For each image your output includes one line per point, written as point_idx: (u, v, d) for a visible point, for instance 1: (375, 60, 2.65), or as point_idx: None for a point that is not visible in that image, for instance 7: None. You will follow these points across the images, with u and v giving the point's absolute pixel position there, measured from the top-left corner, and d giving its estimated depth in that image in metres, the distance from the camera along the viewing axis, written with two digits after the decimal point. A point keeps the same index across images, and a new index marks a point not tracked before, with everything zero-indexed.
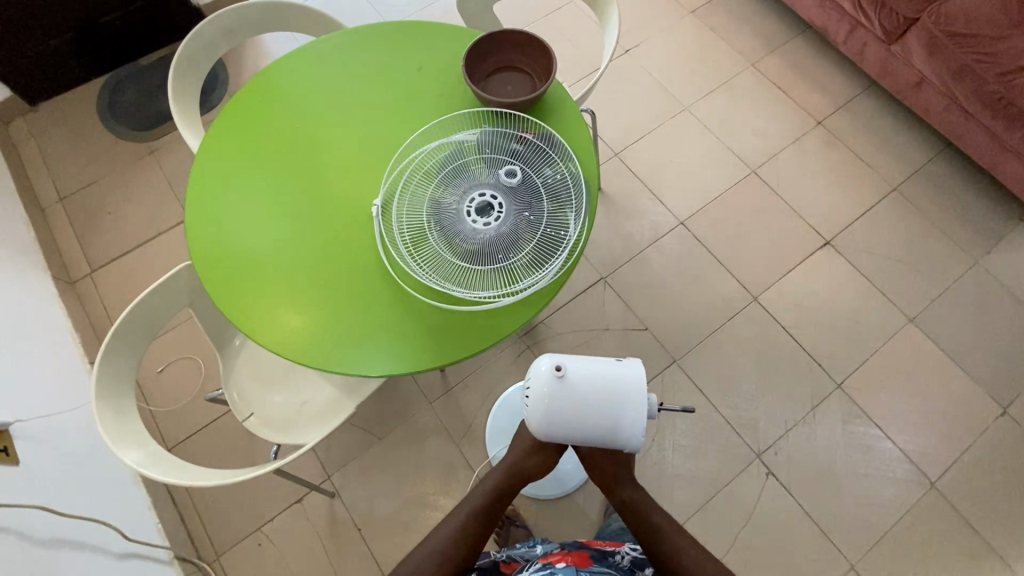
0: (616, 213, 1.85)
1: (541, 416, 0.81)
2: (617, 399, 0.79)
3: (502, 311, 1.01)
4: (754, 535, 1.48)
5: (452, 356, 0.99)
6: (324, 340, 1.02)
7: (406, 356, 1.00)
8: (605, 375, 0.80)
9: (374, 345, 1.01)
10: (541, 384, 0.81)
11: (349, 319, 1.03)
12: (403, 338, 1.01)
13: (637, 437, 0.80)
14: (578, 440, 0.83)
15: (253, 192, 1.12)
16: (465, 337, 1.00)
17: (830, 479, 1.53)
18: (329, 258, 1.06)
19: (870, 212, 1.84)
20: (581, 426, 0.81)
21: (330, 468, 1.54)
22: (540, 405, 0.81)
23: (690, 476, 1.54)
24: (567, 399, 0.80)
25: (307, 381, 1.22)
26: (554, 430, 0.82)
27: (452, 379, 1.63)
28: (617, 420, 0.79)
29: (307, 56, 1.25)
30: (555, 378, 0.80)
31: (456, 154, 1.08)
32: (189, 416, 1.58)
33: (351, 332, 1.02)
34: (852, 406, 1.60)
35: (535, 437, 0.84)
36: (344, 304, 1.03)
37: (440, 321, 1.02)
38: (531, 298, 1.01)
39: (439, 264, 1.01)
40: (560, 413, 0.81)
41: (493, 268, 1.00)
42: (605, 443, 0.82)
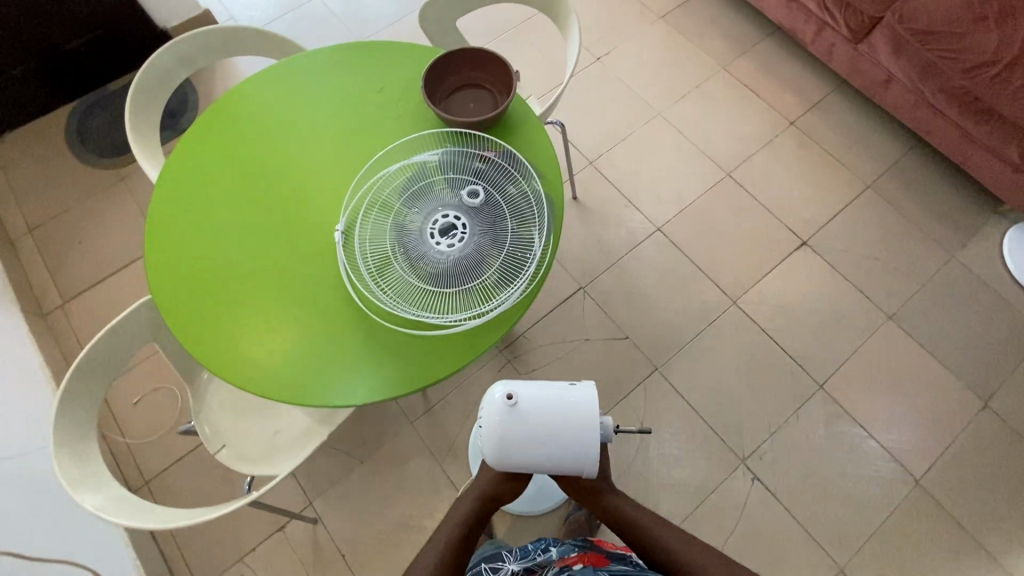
0: (593, 222, 1.84)
1: (495, 447, 0.80)
2: (570, 424, 0.78)
3: (469, 333, 1.00)
4: (743, 542, 1.47)
5: (420, 382, 0.98)
6: (290, 371, 1.00)
7: (374, 383, 0.98)
8: (557, 401, 0.79)
9: (341, 373, 0.99)
10: (493, 414, 0.79)
11: (315, 348, 1.01)
12: (370, 365, 0.99)
13: (593, 462, 0.79)
14: (533, 469, 0.82)
15: (215, 221, 1.10)
16: (432, 362, 0.99)
17: (815, 481, 1.52)
18: (293, 287, 1.05)
19: (845, 211, 1.84)
20: (535, 455, 0.79)
21: (311, 494, 1.52)
22: (492, 435, 0.79)
23: (675, 484, 1.53)
24: (519, 428, 0.78)
25: (280, 410, 1.20)
26: (508, 460, 0.81)
27: (433, 397, 1.61)
28: (572, 446, 0.78)
29: (266, 81, 1.23)
30: (507, 407, 0.78)
31: (417, 175, 1.07)
32: (165, 447, 1.55)
33: (318, 361, 1.00)
34: (835, 406, 1.60)
35: (491, 467, 0.83)
36: (309, 333, 1.02)
37: (407, 346, 1.00)
38: (498, 318, 1.00)
39: (404, 289, 0.99)
40: (513, 443, 0.79)
41: (458, 290, 0.98)
42: (562, 471, 0.81)
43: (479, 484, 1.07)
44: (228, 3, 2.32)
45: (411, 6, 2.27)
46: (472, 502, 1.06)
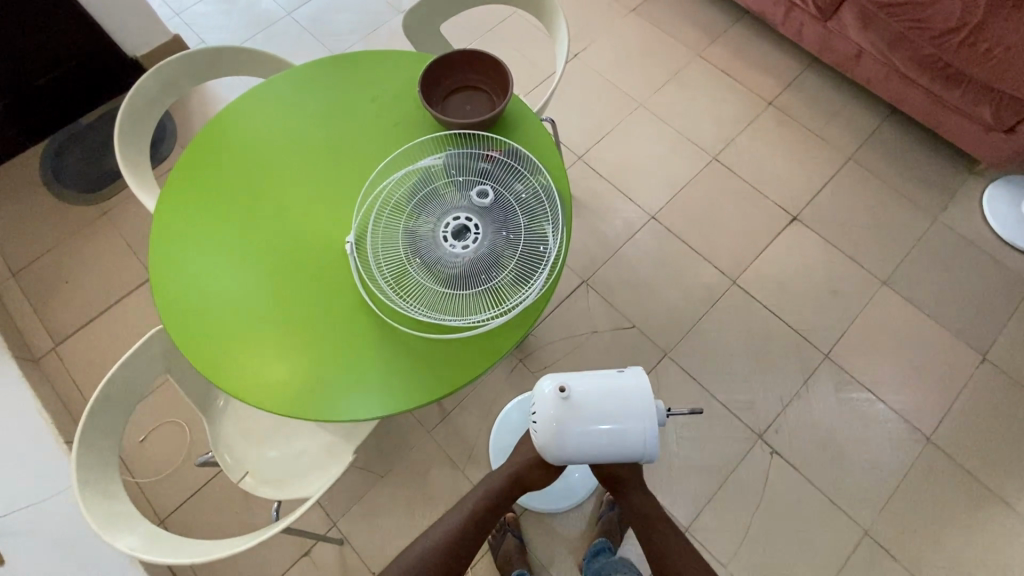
0: (588, 216, 1.85)
1: (553, 442, 0.80)
2: (626, 410, 0.79)
3: (492, 333, 0.99)
4: (769, 516, 1.48)
5: (448, 386, 0.97)
6: (314, 388, 0.98)
7: (401, 391, 0.97)
8: (610, 389, 0.80)
9: (366, 386, 0.98)
10: (547, 408, 0.80)
11: (337, 363, 1.00)
12: (396, 375, 0.98)
13: (652, 446, 0.79)
14: (593, 461, 0.82)
15: (220, 243, 1.08)
16: (457, 365, 0.98)
17: (832, 448, 1.55)
18: (308, 302, 1.03)
19: (831, 184, 1.89)
20: (594, 446, 0.79)
21: (334, 514, 1.49)
22: (550, 430, 0.80)
23: (697, 466, 1.54)
24: (575, 420, 0.79)
25: (300, 431, 1.18)
26: (568, 454, 0.81)
27: (448, 404, 1.60)
28: (629, 431, 0.78)
29: (257, 99, 1.22)
30: (560, 399, 0.79)
31: (424, 180, 1.06)
32: (179, 482, 1.51)
33: (341, 375, 0.99)
34: (842, 373, 1.64)
35: (550, 464, 0.83)
36: (329, 348, 1.00)
37: (431, 351, 0.99)
38: (520, 315, 1.00)
39: (422, 294, 0.99)
40: (571, 436, 0.79)
41: (477, 291, 0.98)
42: (622, 459, 0.80)
43: (511, 464, 1.07)
44: (197, 28, 2.28)
45: (385, 17, 2.27)
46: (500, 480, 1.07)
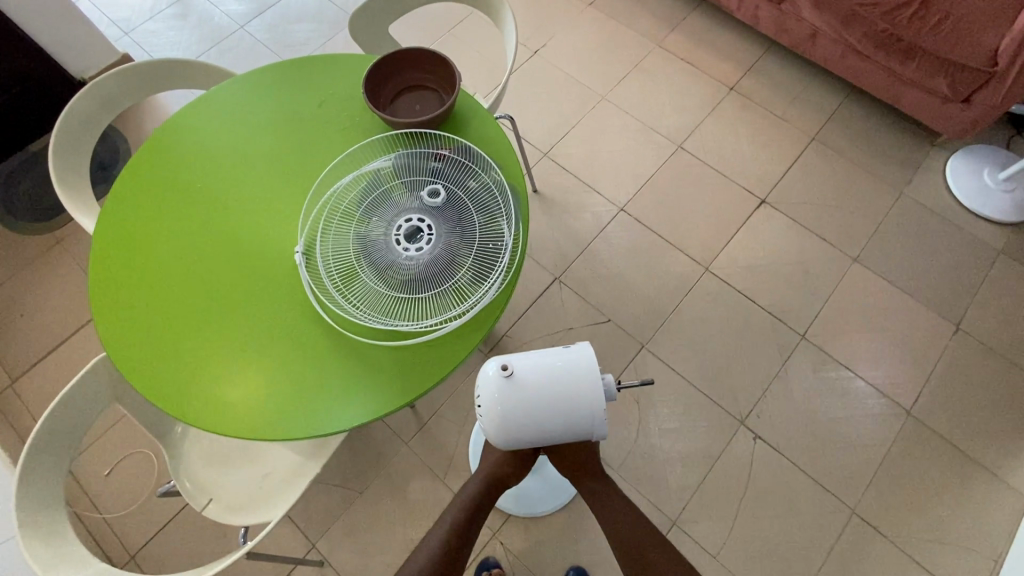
0: (557, 213, 1.83)
1: (498, 424, 0.77)
2: (572, 386, 0.76)
3: (452, 336, 0.96)
4: (756, 504, 1.46)
5: (409, 395, 0.93)
6: (268, 406, 0.94)
7: (359, 404, 0.93)
8: (556, 365, 0.77)
9: (323, 400, 0.94)
10: (489, 389, 0.77)
11: (292, 378, 0.95)
12: (354, 386, 0.94)
13: (600, 421, 0.78)
14: (540, 439, 0.79)
15: (163, 263, 1.04)
16: (418, 371, 0.94)
17: (813, 429, 1.54)
18: (259, 317, 0.99)
19: (797, 165, 1.89)
20: (539, 424, 0.77)
21: (313, 535, 1.45)
22: (493, 411, 0.77)
23: (681, 457, 1.52)
24: (518, 399, 0.76)
25: (264, 452, 1.13)
26: (513, 435, 0.78)
27: (424, 413, 1.56)
28: (576, 407, 0.76)
29: (200, 110, 1.18)
30: (503, 378, 0.76)
31: (373, 183, 1.03)
32: (147, 515, 1.45)
33: (297, 391, 0.95)
34: (820, 352, 1.63)
35: (496, 445, 0.80)
36: (283, 363, 0.96)
37: (390, 359, 0.96)
38: (480, 316, 0.97)
39: (376, 300, 0.95)
40: (515, 415, 0.77)
41: (433, 294, 0.95)
42: (569, 435, 0.79)
43: (484, 468, 1.06)
44: (147, 46, 2.22)
45: (340, 24, 2.23)
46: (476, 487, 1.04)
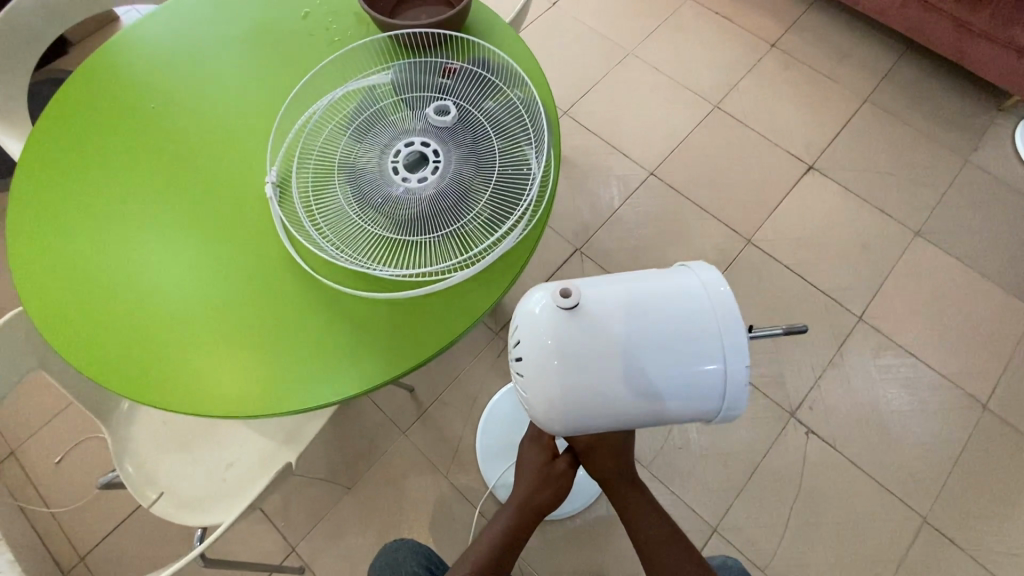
0: (577, 179, 1.62)
1: (552, 377, 0.56)
2: (672, 319, 0.56)
3: (460, 293, 0.75)
4: (810, 508, 1.26)
5: (402, 365, 0.72)
6: (222, 376, 0.73)
7: (340, 375, 0.72)
8: (637, 296, 0.57)
9: (292, 368, 0.73)
10: (543, 326, 0.56)
11: (253, 341, 0.75)
12: (332, 352, 0.73)
13: (700, 383, 0.56)
14: (622, 406, 0.57)
15: (103, 198, 0.84)
16: (414, 335, 0.73)
17: (875, 423, 1.33)
18: (218, 266, 0.79)
19: (847, 129, 1.68)
20: (612, 380, 0.55)
21: (293, 537, 1.24)
22: (551, 357, 0.56)
23: (721, 454, 1.31)
24: (583, 338, 0.55)
25: (230, 437, 0.93)
26: (581, 395, 0.56)
27: (425, 399, 1.35)
28: (666, 357, 0.55)
29: (161, 23, 0.97)
30: (564, 309, 0.56)
31: (368, 101, 0.83)
32: (102, 511, 1.25)
33: (259, 357, 0.74)
34: (879, 336, 1.42)
35: (548, 415, 0.58)
36: (244, 323, 0.76)
37: (378, 318, 0.74)
38: (497, 268, 0.75)
39: (365, 242, 0.74)
40: (584, 363, 0.55)
41: (438, 235, 0.74)
42: (654, 403, 0.57)
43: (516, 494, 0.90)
44: None
45: None
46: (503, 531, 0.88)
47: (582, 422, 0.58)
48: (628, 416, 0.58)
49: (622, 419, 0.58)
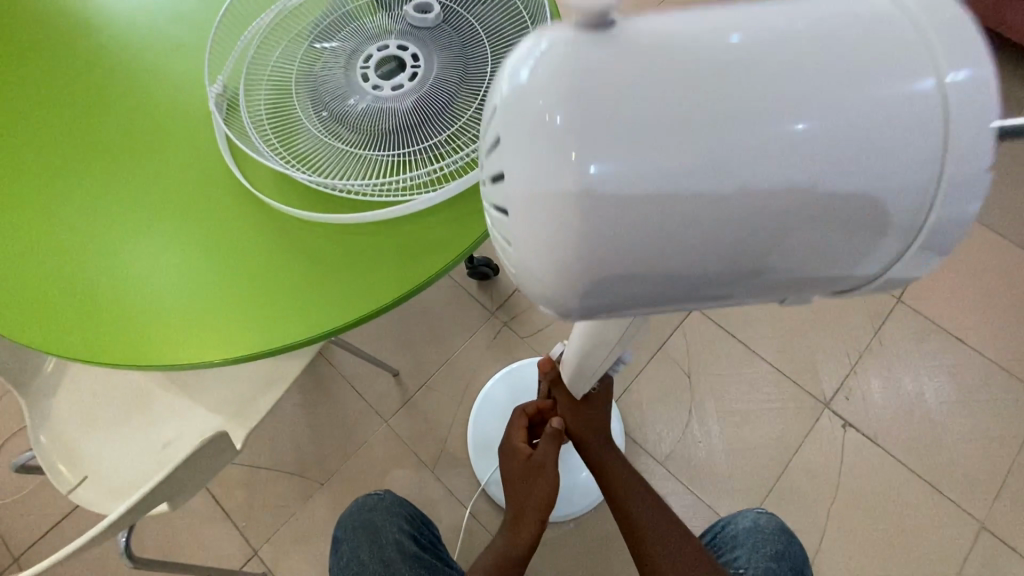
0: None
1: (557, 180, 0.25)
2: (831, 51, 0.25)
3: (433, 224, 0.60)
4: (849, 512, 1.10)
5: (352, 310, 0.57)
6: (132, 318, 0.59)
7: (292, 319, 0.57)
8: (748, 18, 0.26)
9: (217, 310, 0.58)
10: (541, 79, 0.26)
11: (173, 276, 0.60)
12: (269, 292, 0.59)
13: (882, 194, 0.25)
14: (675, 231, 0.26)
15: (15, 118, 0.70)
16: (379, 272, 0.58)
17: (921, 417, 1.17)
18: (138, 189, 0.64)
19: None
20: (691, 180, 0.25)
21: (257, 539, 1.08)
22: (554, 129, 0.25)
23: (746, 449, 1.15)
24: (629, 93, 0.25)
25: (166, 412, 0.78)
26: (594, 213, 0.25)
27: (411, 384, 1.20)
28: (819, 129, 0.25)
29: None
30: (585, 41, 0.26)
31: (337, 4, 0.69)
32: (39, 509, 1.09)
33: (180, 295, 0.60)
34: (923, 319, 1.26)
35: (545, 271, 0.27)
36: (165, 254, 0.61)
37: (329, 253, 0.60)
38: (481, 197, 0.61)
39: (328, 159, 0.61)
40: (628, 138, 0.25)
41: (416, 150, 0.60)
42: (772, 240, 0.26)
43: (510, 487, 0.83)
44: None
45: None
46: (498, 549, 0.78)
47: (589, 268, 0.27)
48: (689, 253, 0.27)
49: (673, 270, 0.27)
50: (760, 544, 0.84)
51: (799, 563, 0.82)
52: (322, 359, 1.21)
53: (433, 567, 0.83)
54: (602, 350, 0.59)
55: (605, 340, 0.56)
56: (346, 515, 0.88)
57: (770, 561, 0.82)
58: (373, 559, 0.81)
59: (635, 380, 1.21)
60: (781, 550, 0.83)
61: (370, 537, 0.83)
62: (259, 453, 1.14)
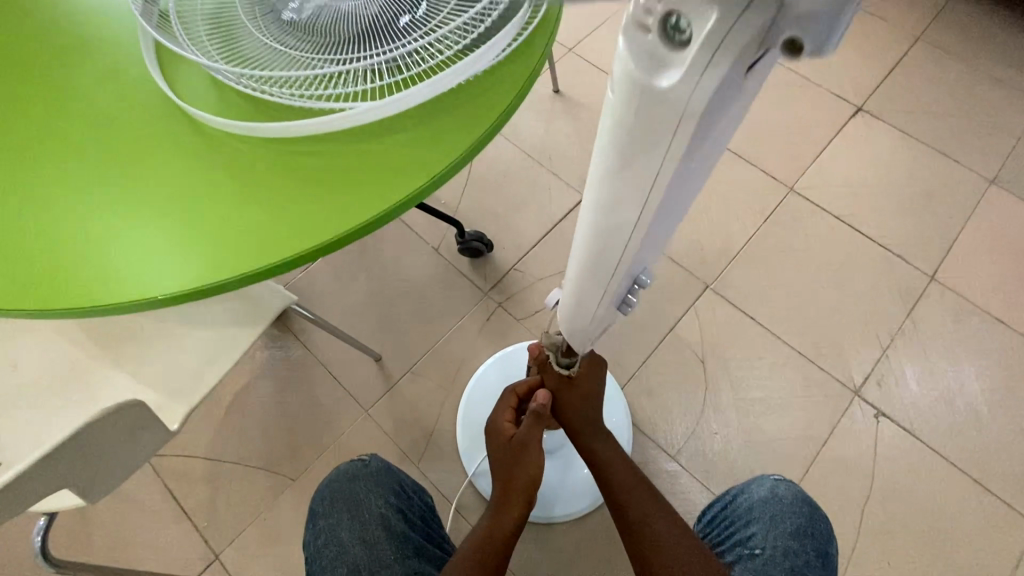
0: (585, 114, 1.32)
1: None
2: None
3: (403, 141, 0.49)
4: (884, 510, 0.98)
5: (305, 241, 0.46)
6: (29, 259, 0.47)
7: (234, 251, 0.46)
8: None
9: (139, 246, 0.47)
10: None
11: (85, 208, 0.49)
12: (202, 222, 0.47)
13: None
14: None
15: None
16: (343, 194, 0.48)
17: (960, 405, 1.06)
18: (50, 109, 0.53)
19: (905, 62, 1.40)
20: None
21: (219, 541, 0.96)
22: None
23: (766, 441, 1.04)
24: None
25: (100, 387, 0.69)
26: None
27: (395, 370, 1.08)
28: None
29: None
30: None
31: None
32: None
33: (91, 230, 0.48)
34: (957, 299, 1.14)
35: None
36: (75, 184, 0.50)
37: (276, 175, 0.49)
38: (462, 109, 0.50)
39: (274, 57, 0.50)
40: None
41: (381, 45, 0.50)
42: None
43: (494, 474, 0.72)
44: None
45: None
46: (473, 537, 0.67)
47: None
48: None
49: None
50: (778, 519, 0.71)
51: (822, 543, 0.70)
52: (297, 342, 1.10)
53: (423, 549, 0.71)
54: (648, 150, 0.30)
55: (659, 120, 0.28)
56: (325, 483, 0.74)
57: (790, 539, 0.69)
58: (355, 541, 0.68)
59: (644, 366, 1.09)
60: (803, 526, 0.70)
61: (351, 507, 0.70)
62: (224, 446, 1.02)
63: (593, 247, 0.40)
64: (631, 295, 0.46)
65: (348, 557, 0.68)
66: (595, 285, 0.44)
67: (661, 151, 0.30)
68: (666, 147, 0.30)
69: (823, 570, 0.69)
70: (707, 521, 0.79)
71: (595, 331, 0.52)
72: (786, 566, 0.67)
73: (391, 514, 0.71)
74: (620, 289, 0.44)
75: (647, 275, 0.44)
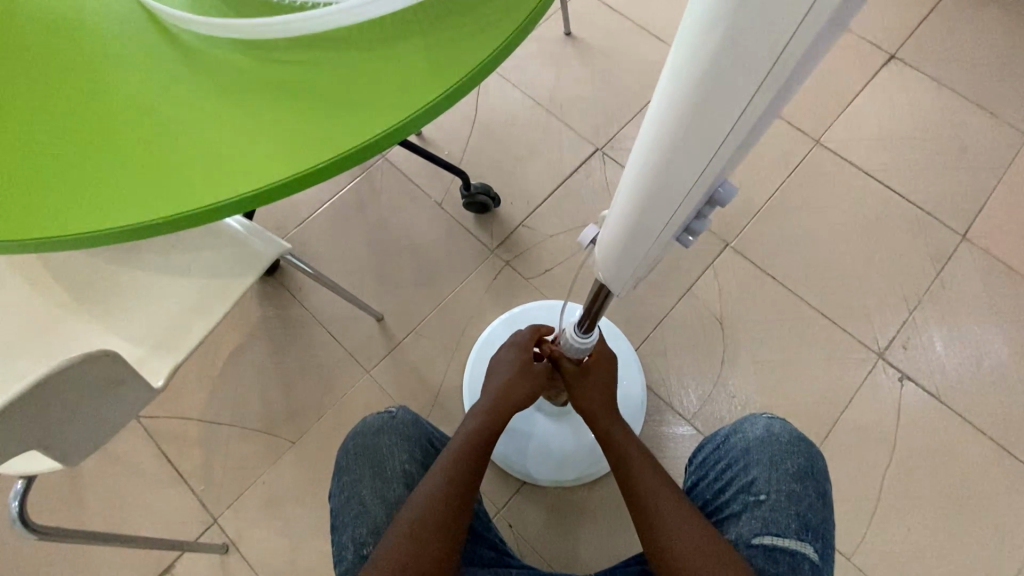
0: (599, 59, 1.22)
1: None
2: None
3: (411, 49, 0.42)
4: (906, 475, 0.95)
5: (306, 163, 0.40)
6: None
7: (227, 177, 0.39)
8: None
9: (98, 171, 0.40)
10: None
11: (32, 128, 0.41)
12: (174, 142, 0.40)
13: None
14: None
15: None
16: (352, 108, 0.41)
17: (988, 370, 1.01)
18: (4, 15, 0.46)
19: (942, 7, 1.30)
20: None
21: (216, 505, 0.93)
22: None
23: (786, 406, 0.99)
24: None
25: (73, 330, 0.64)
26: None
27: (396, 331, 1.03)
28: None
29: None
30: None
31: None
32: None
33: (39, 150, 0.41)
34: (990, 260, 1.08)
35: None
36: (22, 100, 0.42)
37: (269, 89, 0.42)
38: (475, 15, 0.43)
39: None
40: None
41: None
42: None
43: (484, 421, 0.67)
44: None
45: None
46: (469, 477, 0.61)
47: None
48: None
49: None
50: (781, 460, 0.65)
51: (821, 479, 0.66)
52: (294, 300, 1.04)
53: None
54: (763, 33, 0.23)
55: None
56: (348, 438, 0.68)
57: (793, 482, 0.64)
58: (376, 500, 0.64)
59: (659, 328, 1.04)
60: (804, 466, 0.65)
61: (373, 468, 0.65)
62: (221, 408, 0.98)
63: (659, 172, 0.33)
64: (697, 220, 0.39)
65: (369, 517, 0.63)
66: (655, 220, 0.37)
67: (781, 28, 0.22)
68: (794, 20, 0.22)
69: (824, 508, 0.64)
70: (699, 464, 0.73)
71: (647, 264, 0.45)
72: (792, 511, 0.63)
73: (410, 475, 0.66)
74: (684, 217, 0.38)
75: (723, 193, 0.37)
